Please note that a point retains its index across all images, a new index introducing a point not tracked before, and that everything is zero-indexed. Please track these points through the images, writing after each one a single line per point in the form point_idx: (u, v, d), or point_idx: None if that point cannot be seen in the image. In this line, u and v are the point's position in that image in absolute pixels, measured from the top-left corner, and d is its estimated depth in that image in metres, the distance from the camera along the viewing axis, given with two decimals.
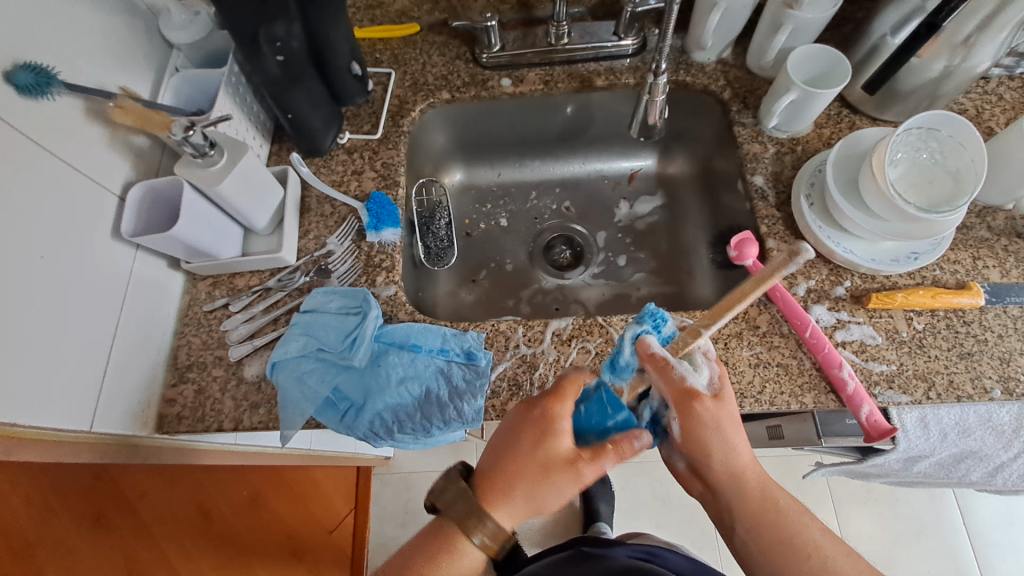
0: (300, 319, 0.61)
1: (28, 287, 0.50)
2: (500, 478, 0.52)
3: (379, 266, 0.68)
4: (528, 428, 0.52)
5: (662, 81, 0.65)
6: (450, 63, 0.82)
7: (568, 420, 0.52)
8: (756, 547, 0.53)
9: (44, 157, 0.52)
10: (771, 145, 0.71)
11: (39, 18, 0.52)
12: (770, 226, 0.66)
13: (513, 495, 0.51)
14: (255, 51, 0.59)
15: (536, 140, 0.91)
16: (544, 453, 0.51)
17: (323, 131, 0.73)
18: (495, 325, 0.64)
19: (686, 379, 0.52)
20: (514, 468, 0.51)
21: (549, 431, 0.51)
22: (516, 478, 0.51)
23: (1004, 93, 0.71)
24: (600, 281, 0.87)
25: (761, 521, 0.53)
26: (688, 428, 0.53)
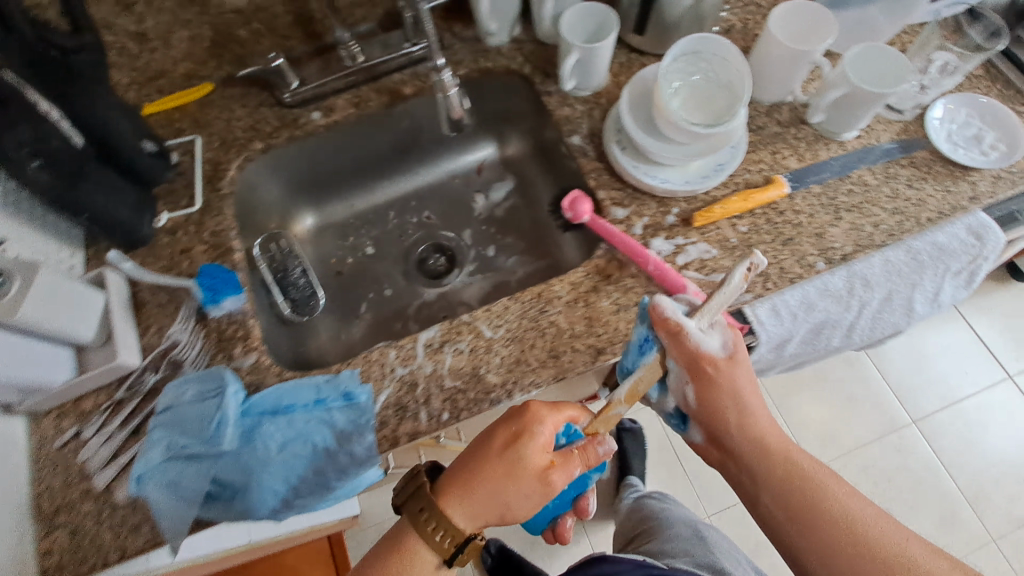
0: (157, 429, 0.59)
1: None
2: (468, 478, 0.56)
3: (233, 338, 0.65)
4: (503, 421, 0.59)
5: (446, 75, 0.65)
6: (255, 111, 0.78)
7: (547, 424, 0.58)
8: (831, 565, 0.55)
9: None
10: (578, 105, 0.74)
11: None
12: (598, 178, 0.69)
13: (474, 495, 0.56)
14: (8, 162, 0.54)
15: (373, 161, 0.89)
16: (514, 452, 0.56)
17: (136, 219, 0.68)
18: (367, 355, 0.63)
19: (699, 345, 0.56)
20: (486, 467, 0.56)
21: (523, 435, 0.57)
22: (484, 477, 0.56)
23: (760, 1, 0.78)
24: (477, 276, 0.89)
25: (790, 485, 0.58)
26: (699, 389, 0.58)
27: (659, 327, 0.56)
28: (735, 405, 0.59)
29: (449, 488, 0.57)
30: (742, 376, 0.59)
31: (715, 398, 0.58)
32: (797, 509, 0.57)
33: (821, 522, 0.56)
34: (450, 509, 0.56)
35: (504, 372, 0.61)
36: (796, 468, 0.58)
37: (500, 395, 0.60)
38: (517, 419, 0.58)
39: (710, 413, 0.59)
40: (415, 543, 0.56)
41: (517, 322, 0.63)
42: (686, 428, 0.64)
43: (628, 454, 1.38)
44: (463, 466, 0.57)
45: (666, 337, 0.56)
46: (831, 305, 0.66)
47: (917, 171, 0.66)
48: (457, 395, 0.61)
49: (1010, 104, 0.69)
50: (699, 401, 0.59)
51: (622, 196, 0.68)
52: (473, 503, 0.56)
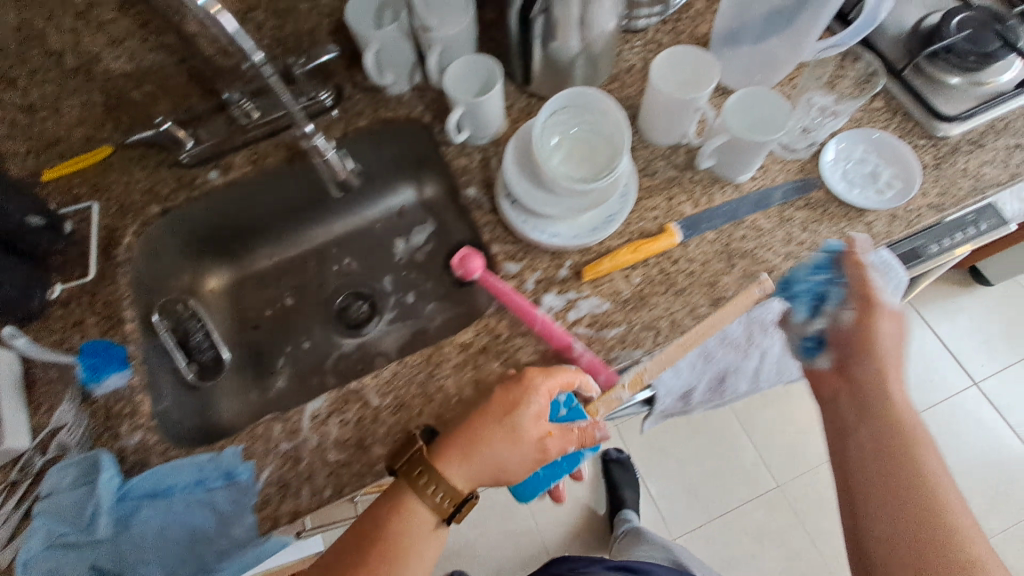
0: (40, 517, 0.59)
1: None
2: (467, 443, 0.55)
3: (120, 415, 0.65)
4: (502, 388, 0.56)
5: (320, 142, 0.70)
6: (153, 173, 0.77)
7: (542, 394, 0.55)
8: (905, 533, 0.51)
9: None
10: (476, 155, 0.72)
11: None
12: (492, 232, 0.67)
13: (474, 459, 0.54)
14: None
15: (286, 213, 0.88)
16: (516, 413, 0.54)
17: (25, 296, 0.67)
18: (252, 431, 0.62)
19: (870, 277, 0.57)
20: (484, 433, 0.54)
21: (521, 402, 0.55)
22: (483, 444, 0.54)
23: (661, 38, 0.76)
24: (396, 325, 0.87)
25: (894, 435, 0.54)
26: (862, 317, 0.58)
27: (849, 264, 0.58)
28: (892, 343, 0.57)
29: (445, 453, 0.55)
30: (890, 325, 0.57)
31: (874, 325, 0.57)
32: (900, 472, 0.53)
33: (907, 488, 0.52)
34: (448, 470, 0.54)
35: (389, 444, 0.60)
36: (910, 429, 0.54)
37: (386, 467, 0.60)
38: (510, 394, 0.55)
39: (862, 345, 0.58)
40: (410, 503, 0.55)
41: (405, 389, 0.62)
42: (812, 354, 0.61)
43: (617, 483, 1.47)
44: (461, 429, 0.55)
45: (853, 270, 0.58)
46: (729, 354, 0.66)
47: (809, 215, 0.65)
48: (340, 468, 0.60)
49: (909, 138, 0.67)
50: (856, 323, 0.58)
51: (516, 249, 0.66)
52: (473, 468, 0.54)
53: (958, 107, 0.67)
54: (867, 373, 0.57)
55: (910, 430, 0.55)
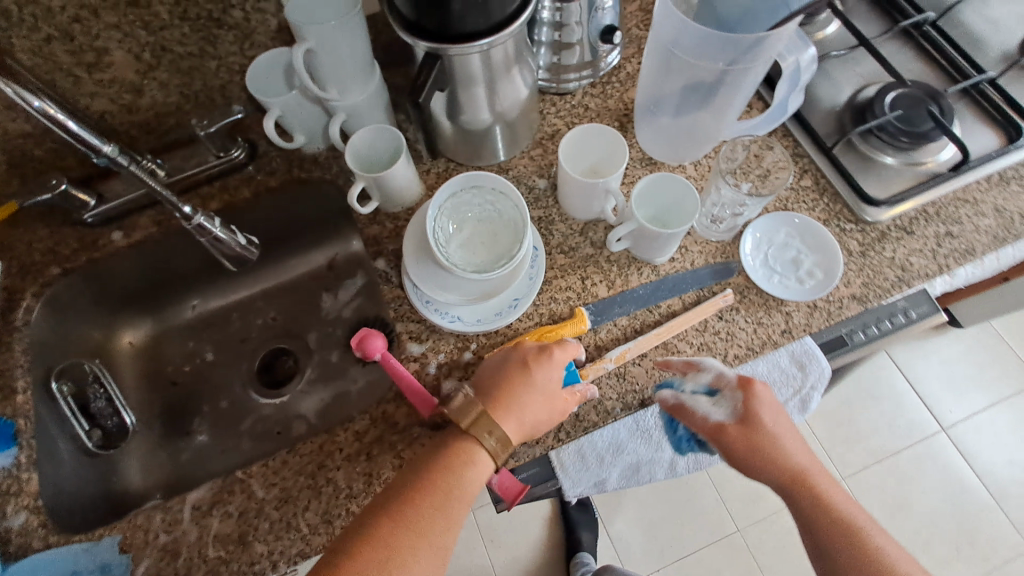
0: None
1: None
2: (506, 399, 0.52)
3: (5, 494, 0.61)
4: (524, 355, 0.54)
5: (202, 220, 0.65)
6: (56, 232, 0.75)
7: (561, 359, 0.54)
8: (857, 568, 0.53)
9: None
10: (389, 223, 0.69)
11: None
12: (398, 309, 0.64)
13: (518, 413, 0.52)
14: None
15: (205, 267, 0.85)
16: (545, 377, 0.53)
17: None
18: (131, 520, 0.58)
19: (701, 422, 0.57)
20: (525, 388, 0.52)
21: (545, 367, 0.53)
22: (520, 403, 0.52)
23: (589, 102, 0.73)
24: (318, 386, 0.84)
25: (793, 484, 0.57)
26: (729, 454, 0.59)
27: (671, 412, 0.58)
28: (763, 440, 0.57)
29: (493, 406, 0.52)
30: (755, 438, 0.57)
31: (735, 452, 0.58)
32: (815, 512, 0.56)
33: (828, 523, 0.55)
34: (505, 417, 0.52)
35: (271, 541, 0.56)
36: (801, 470, 0.58)
37: (266, 567, 0.56)
38: (535, 356, 0.54)
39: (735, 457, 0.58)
40: (466, 454, 0.50)
41: (293, 480, 0.59)
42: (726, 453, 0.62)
43: (576, 525, 1.43)
44: (498, 384, 0.53)
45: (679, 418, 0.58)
46: (642, 446, 0.65)
47: (727, 303, 0.61)
48: (219, 566, 0.56)
49: (837, 221, 0.63)
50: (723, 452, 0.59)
51: (421, 329, 0.62)
52: (511, 423, 0.52)
53: (890, 189, 0.63)
54: (777, 482, 0.58)
55: (801, 471, 0.58)
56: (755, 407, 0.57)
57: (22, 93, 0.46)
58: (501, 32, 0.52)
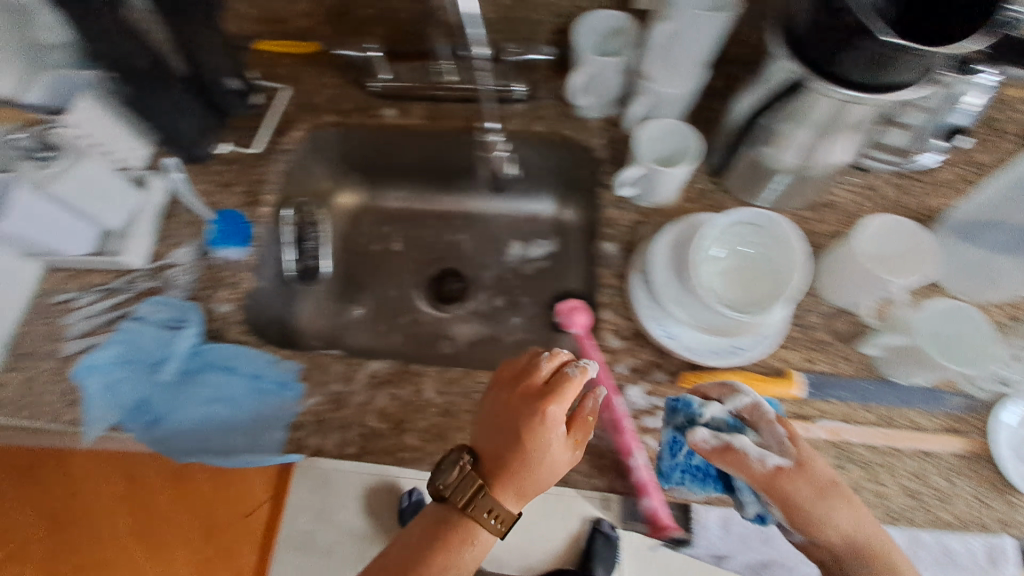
0: (117, 335, 0.64)
1: None
2: (514, 470, 0.48)
3: (221, 282, 0.69)
4: (523, 413, 0.50)
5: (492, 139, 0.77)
6: (343, 86, 0.81)
7: (563, 417, 0.50)
8: None
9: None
10: (632, 213, 0.69)
11: None
12: (611, 297, 0.65)
13: (523, 483, 0.48)
14: None
15: (434, 170, 0.90)
16: (541, 444, 0.48)
17: (198, 139, 0.74)
18: (314, 358, 0.64)
19: (762, 461, 0.47)
20: (523, 458, 0.48)
21: (540, 446, 0.48)
22: (535, 474, 0.48)
23: (882, 186, 0.68)
24: (477, 318, 0.87)
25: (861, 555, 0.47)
26: (788, 510, 0.47)
27: (714, 457, 0.48)
28: (831, 502, 0.47)
29: (501, 481, 0.48)
30: (807, 494, 0.47)
31: (810, 515, 0.46)
32: None
33: None
34: (506, 493, 0.48)
35: (424, 440, 0.59)
36: (869, 535, 0.47)
37: (411, 459, 0.59)
38: (525, 416, 0.49)
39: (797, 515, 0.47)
40: (466, 531, 0.48)
41: (460, 399, 0.61)
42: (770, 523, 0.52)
43: None
44: (495, 452, 0.49)
45: (727, 464, 0.48)
46: None
47: (959, 463, 0.56)
48: (373, 436, 0.60)
49: None
50: (785, 518, 0.48)
51: (626, 326, 0.64)
52: (525, 488, 0.49)
53: None
54: (849, 543, 0.47)
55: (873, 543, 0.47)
56: (807, 454, 0.49)
57: None
58: (880, 96, 0.49)
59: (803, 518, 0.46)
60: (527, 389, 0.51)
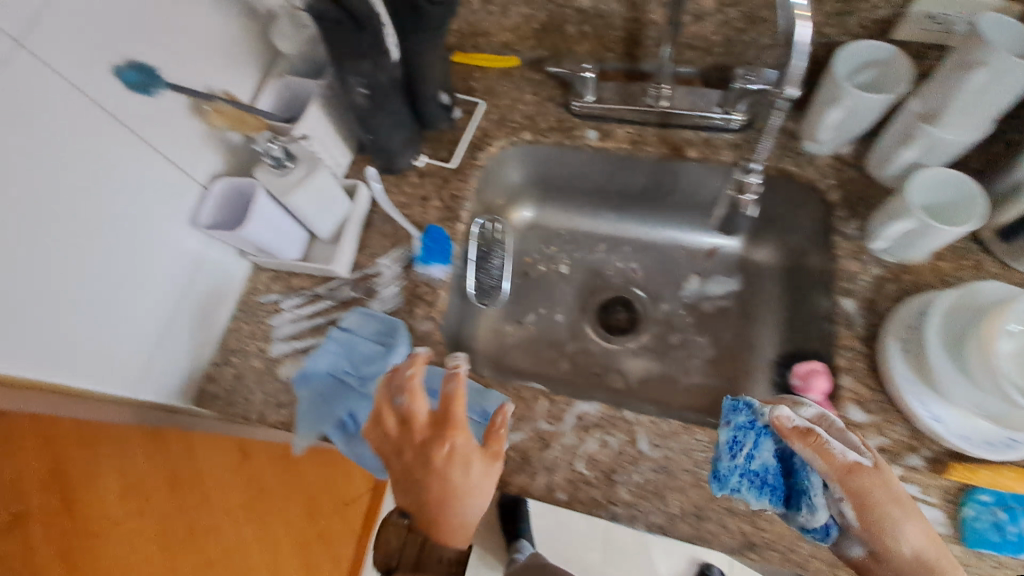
0: (332, 343, 0.64)
1: (98, 275, 0.54)
2: (439, 511, 0.51)
3: (421, 298, 0.69)
4: (438, 444, 0.51)
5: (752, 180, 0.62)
6: (541, 104, 0.78)
7: (445, 446, 0.51)
8: None
9: (131, 140, 0.54)
10: (873, 267, 0.63)
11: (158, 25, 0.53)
12: (850, 360, 0.60)
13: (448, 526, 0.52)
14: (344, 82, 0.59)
15: (615, 193, 0.86)
16: (439, 481, 0.51)
17: (401, 152, 0.73)
18: (518, 391, 0.63)
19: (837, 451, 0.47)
20: (449, 500, 0.51)
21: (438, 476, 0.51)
22: (461, 508, 0.51)
23: None
24: (647, 354, 0.83)
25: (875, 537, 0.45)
26: (860, 508, 0.46)
27: (790, 436, 0.48)
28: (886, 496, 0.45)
29: (438, 533, 0.53)
30: (881, 495, 0.46)
31: (885, 513, 0.45)
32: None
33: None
34: (449, 537, 0.53)
35: (640, 494, 0.57)
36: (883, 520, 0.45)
37: (624, 515, 0.56)
38: (418, 454, 0.52)
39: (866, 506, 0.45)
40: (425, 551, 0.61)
41: (678, 455, 0.58)
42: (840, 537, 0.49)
43: None
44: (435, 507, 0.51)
45: (807, 449, 0.47)
46: None
47: None
48: (582, 484, 0.58)
49: None
50: (861, 519, 0.45)
51: (871, 398, 0.58)
52: (456, 531, 0.53)
53: None
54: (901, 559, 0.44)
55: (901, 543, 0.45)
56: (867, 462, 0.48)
57: None
58: None
59: (872, 518, 0.45)
60: (389, 415, 0.54)
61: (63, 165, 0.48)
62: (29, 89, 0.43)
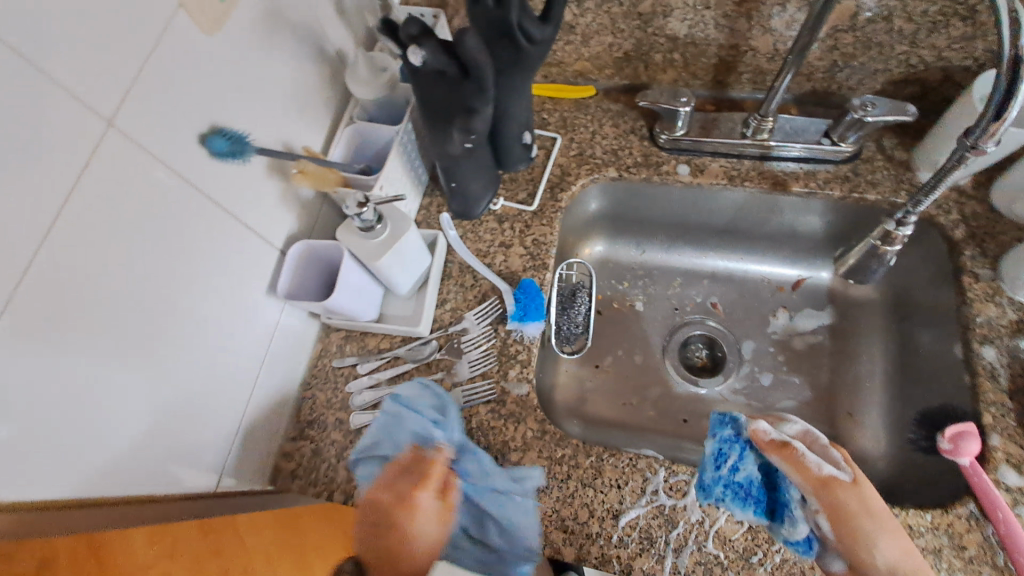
0: (381, 419, 0.56)
1: (187, 363, 0.48)
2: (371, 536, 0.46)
3: (514, 358, 0.63)
4: (399, 481, 0.51)
5: (905, 230, 0.55)
6: (623, 136, 0.75)
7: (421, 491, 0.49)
8: None
9: (219, 210, 0.50)
10: (1011, 311, 0.59)
11: (235, 81, 0.49)
12: (998, 416, 0.54)
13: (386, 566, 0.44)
14: (447, 135, 0.54)
15: (695, 227, 0.81)
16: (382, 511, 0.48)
17: (479, 198, 0.68)
18: (632, 460, 0.58)
19: (815, 464, 0.48)
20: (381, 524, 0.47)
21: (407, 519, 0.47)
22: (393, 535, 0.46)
23: None
24: (740, 398, 0.77)
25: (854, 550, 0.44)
26: (835, 520, 0.46)
27: (766, 447, 0.50)
28: (860, 508, 0.45)
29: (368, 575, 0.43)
30: (856, 505, 0.46)
31: (853, 523, 0.45)
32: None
33: None
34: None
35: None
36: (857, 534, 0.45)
37: None
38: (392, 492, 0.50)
39: (849, 527, 0.45)
40: None
41: None
42: (819, 553, 0.48)
43: None
44: (369, 542, 0.46)
45: (779, 461, 0.49)
46: None
47: None
48: (715, 566, 0.53)
49: None
50: (837, 531, 0.45)
51: None
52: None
53: None
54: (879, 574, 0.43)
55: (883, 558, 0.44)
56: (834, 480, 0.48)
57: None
58: None
59: (849, 528, 0.45)
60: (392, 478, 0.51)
61: (155, 246, 0.44)
62: (117, 167, 0.40)
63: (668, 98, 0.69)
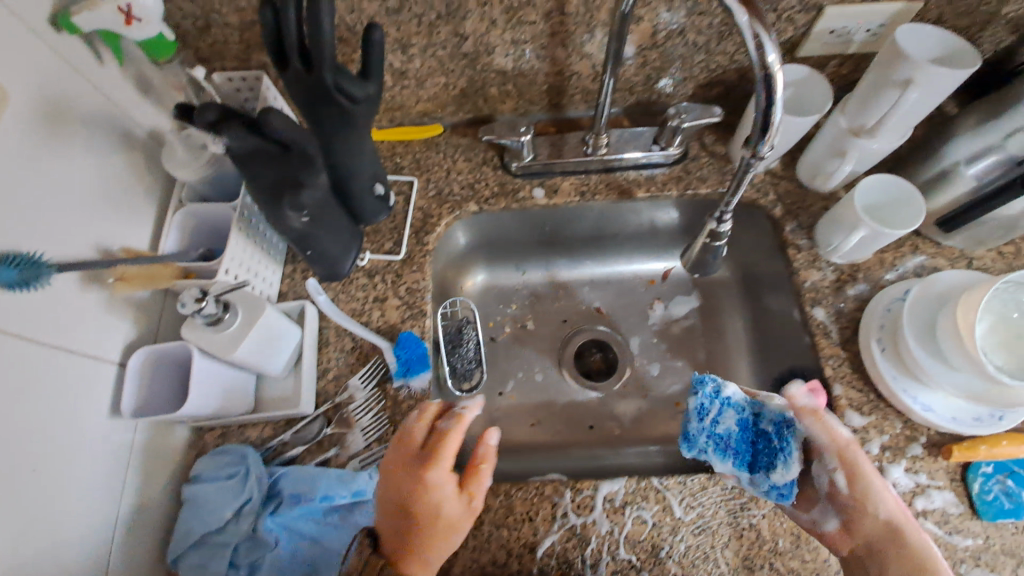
0: (182, 510, 0.56)
1: (17, 525, 0.43)
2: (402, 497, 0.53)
3: (407, 415, 0.62)
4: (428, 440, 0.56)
5: (724, 228, 0.61)
6: (476, 169, 0.76)
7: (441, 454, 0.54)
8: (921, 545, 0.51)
9: (19, 346, 0.44)
10: (829, 272, 0.66)
11: (18, 200, 0.44)
12: (836, 368, 0.62)
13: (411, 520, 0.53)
14: (280, 212, 0.52)
15: (566, 241, 0.84)
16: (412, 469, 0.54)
17: (343, 257, 0.66)
18: (538, 488, 0.58)
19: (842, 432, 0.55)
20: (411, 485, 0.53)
21: (434, 498, 0.53)
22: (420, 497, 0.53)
23: None
24: (636, 392, 0.81)
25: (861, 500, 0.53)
26: (850, 477, 0.53)
27: (802, 410, 0.56)
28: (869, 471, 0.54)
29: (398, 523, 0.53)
30: (868, 470, 0.54)
31: (866, 480, 0.53)
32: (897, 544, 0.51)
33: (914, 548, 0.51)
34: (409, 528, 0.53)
35: (691, 564, 0.55)
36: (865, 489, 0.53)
37: None
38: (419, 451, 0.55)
39: (862, 484, 0.53)
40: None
41: (712, 510, 0.57)
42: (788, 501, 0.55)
43: None
44: (397, 500, 0.54)
45: (814, 423, 0.55)
46: None
47: None
48: (630, 571, 0.55)
49: None
50: (850, 487, 0.53)
51: (864, 400, 0.60)
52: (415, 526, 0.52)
53: None
54: (877, 524, 0.52)
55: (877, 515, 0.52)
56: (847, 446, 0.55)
57: (762, 34, 0.43)
58: None
59: (861, 486, 0.53)
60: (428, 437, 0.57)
61: None
62: None
63: (509, 131, 0.71)
